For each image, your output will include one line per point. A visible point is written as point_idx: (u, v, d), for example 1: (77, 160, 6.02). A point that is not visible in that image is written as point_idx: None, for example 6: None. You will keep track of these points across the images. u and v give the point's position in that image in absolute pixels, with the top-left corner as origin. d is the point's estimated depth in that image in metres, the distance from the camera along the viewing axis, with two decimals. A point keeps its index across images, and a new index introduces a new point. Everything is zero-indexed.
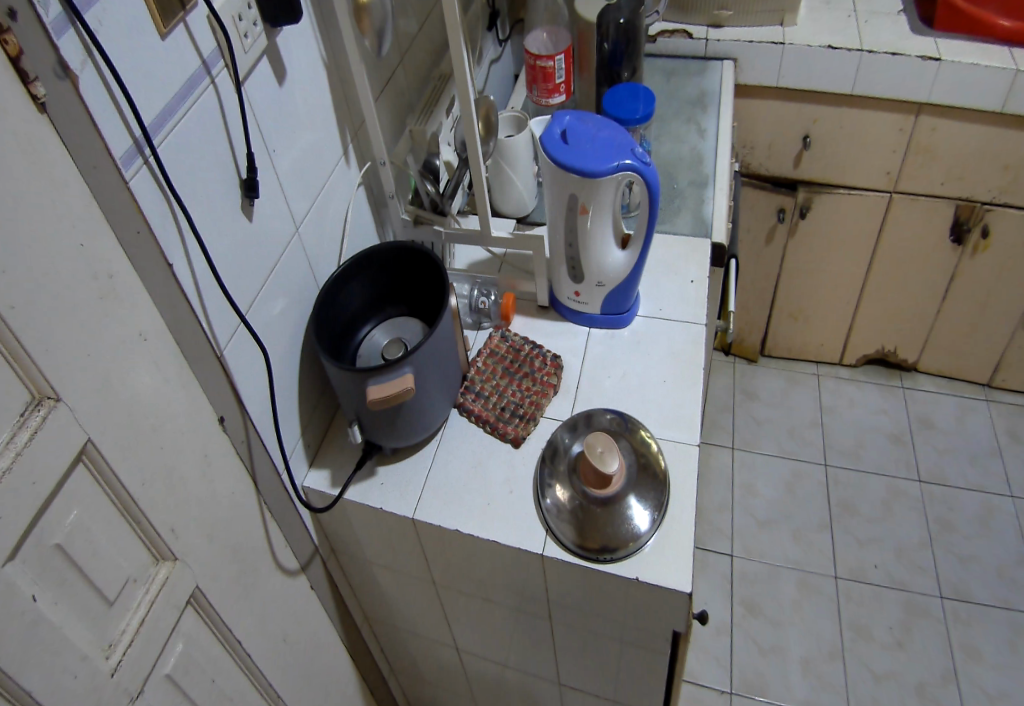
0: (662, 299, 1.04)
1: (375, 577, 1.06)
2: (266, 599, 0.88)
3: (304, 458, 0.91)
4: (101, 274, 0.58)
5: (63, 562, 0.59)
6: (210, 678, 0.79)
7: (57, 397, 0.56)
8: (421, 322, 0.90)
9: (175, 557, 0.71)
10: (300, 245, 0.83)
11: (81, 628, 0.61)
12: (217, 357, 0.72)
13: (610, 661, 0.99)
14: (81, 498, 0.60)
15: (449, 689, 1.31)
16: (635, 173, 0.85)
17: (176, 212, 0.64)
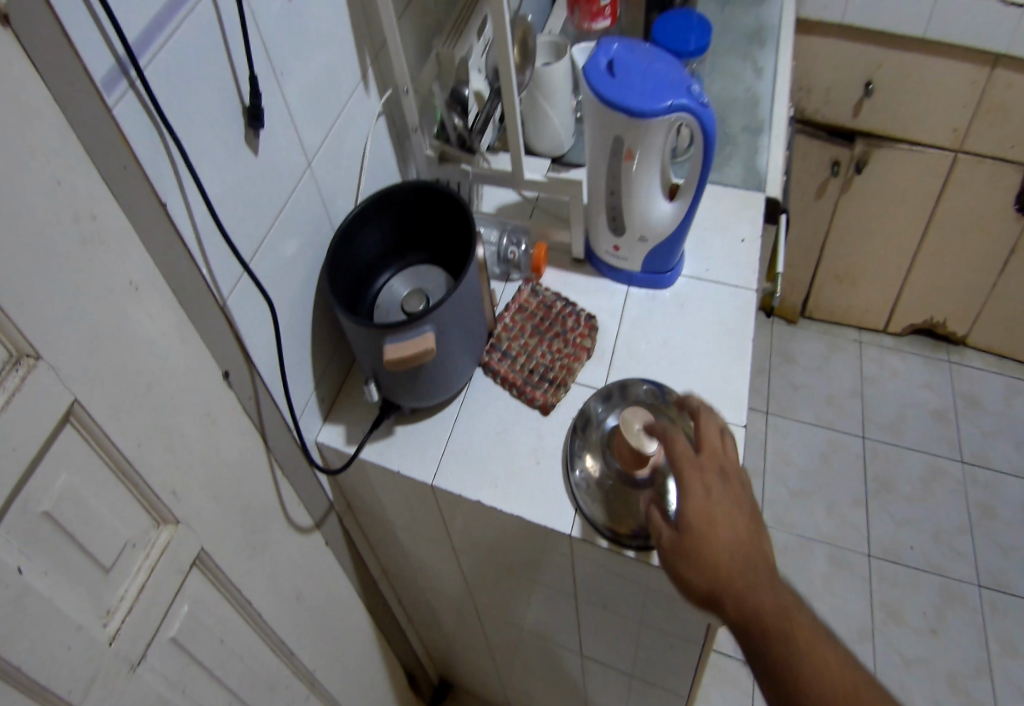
0: (708, 259, 0.95)
1: (393, 533, 0.99)
2: (276, 559, 0.80)
3: (316, 412, 0.83)
4: (82, 214, 0.49)
5: (51, 530, 0.51)
6: (219, 638, 0.71)
7: (38, 356, 0.48)
8: (445, 272, 0.80)
9: (177, 521, 0.63)
10: (313, 182, 0.74)
11: (74, 594, 0.54)
12: (220, 306, 0.64)
13: (634, 641, 0.93)
14: (69, 460, 0.52)
15: (465, 644, 1.25)
16: (689, 114, 0.74)
17: (170, 146, 0.56)
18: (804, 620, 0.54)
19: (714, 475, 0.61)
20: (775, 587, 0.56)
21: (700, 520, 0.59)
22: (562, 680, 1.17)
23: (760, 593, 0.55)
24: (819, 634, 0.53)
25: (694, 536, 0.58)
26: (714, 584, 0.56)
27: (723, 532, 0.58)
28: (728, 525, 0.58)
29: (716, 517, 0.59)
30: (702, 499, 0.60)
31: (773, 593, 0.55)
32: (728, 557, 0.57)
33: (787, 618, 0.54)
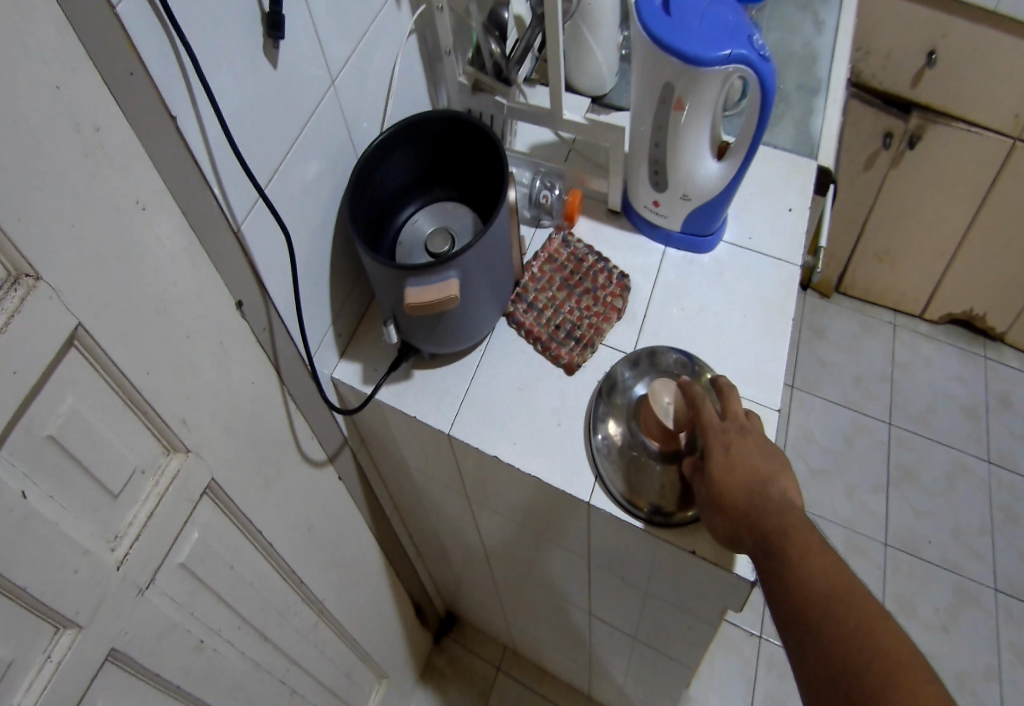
0: (753, 223, 0.89)
1: (409, 476, 0.91)
2: (288, 494, 0.74)
3: (334, 346, 0.77)
4: (84, 125, 0.43)
5: (57, 454, 0.47)
6: (228, 565, 0.66)
7: (38, 277, 0.43)
8: (473, 213, 0.75)
9: (188, 450, 0.58)
10: (337, 104, 0.66)
11: (77, 519, 0.49)
12: (233, 232, 0.57)
13: (643, 611, 0.88)
14: (75, 385, 0.47)
15: (473, 583, 1.20)
16: (747, 67, 0.67)
17: (182, 56, 0.48)
18: (813, 540, 0.50)
19: (739, 428, 0.60)
20: (791, 516, 0.53)
21: (720, 467, 0.58)
22: (568, 634, 1.13)
23: (771, 520, 0.53)
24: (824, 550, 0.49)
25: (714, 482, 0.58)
26: (736, 525, 0.55)
27: (742, 476, 0.56)
28: (745, 470, 0.57)
29: (734, 464, 0.57)
30: (725, 450, 0.59)
31: (784, 519, 0.52)
32: (746, 497, 0.55)
33: (793, 539, 0.51)
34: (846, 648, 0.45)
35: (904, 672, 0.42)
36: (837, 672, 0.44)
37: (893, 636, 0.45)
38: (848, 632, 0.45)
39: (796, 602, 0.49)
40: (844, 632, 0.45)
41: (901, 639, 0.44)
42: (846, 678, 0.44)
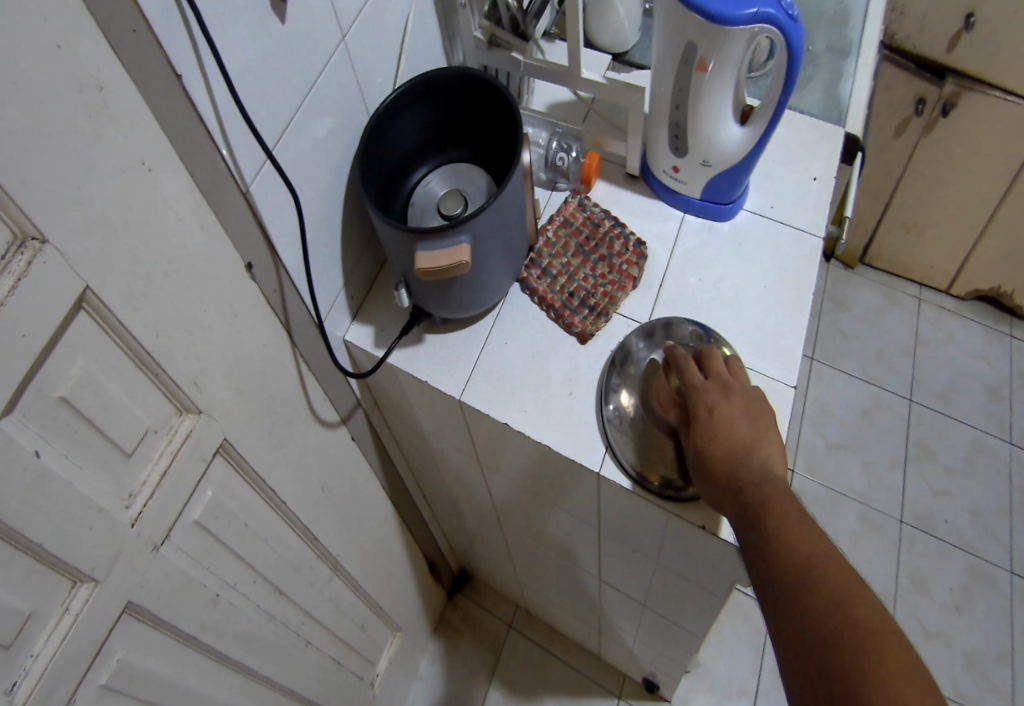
0: (775, 191, 0.86)
1: (421, 439, 0.91)
2: (302, 453, 0.74)
3: (346, 309, 0.76)
4: (88, 84, 0.42)
5: (69, 414, 0.47)
6: (243, 523, 0.67)
7: (44, 240, 0.42)
8: (487, 175, 0.73)
9: (200, 410, 0.58)
10: (348, 61, 0.64)
11: (91, 479, 0.49)
12: (242, 194, 0.56)
13: (653, 578, 0.88)
14: (85, 346, 0.47)
15: (486, 545, 1.21)
16: (774, 27, 0.64)
17: (186, 11, 0.47)
18: (793, 509, 0.49)
19: (726, 390, 0.59)
20: (773, 485, 0.51)
21: (706, 433, 0.56)
22: (579, 597, 1.14)
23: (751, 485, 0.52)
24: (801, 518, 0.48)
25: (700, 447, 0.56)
26: (720, 493, 0.54)
27: (726, 441, 0.55)
28: (730, 433, 0.55)
29: (719, 428, 0.56)
30: (708, 412, 0.58)
31: (767, 490, 0.51)
32: (728, 463, 0.54)
33: (773, 506, 0.49)
34: (821, 615, 0.43)
35: (880, 639, 0.41)
36: (811, 639, 0.43)
37: (866, 604, 0.43)
38: (825, 599, 0.44)
39: (772, 567, 0.47)
40: (819, 598, 0.44)
41: (873, 605, 0.43)
42: (820, 645, 0.42)
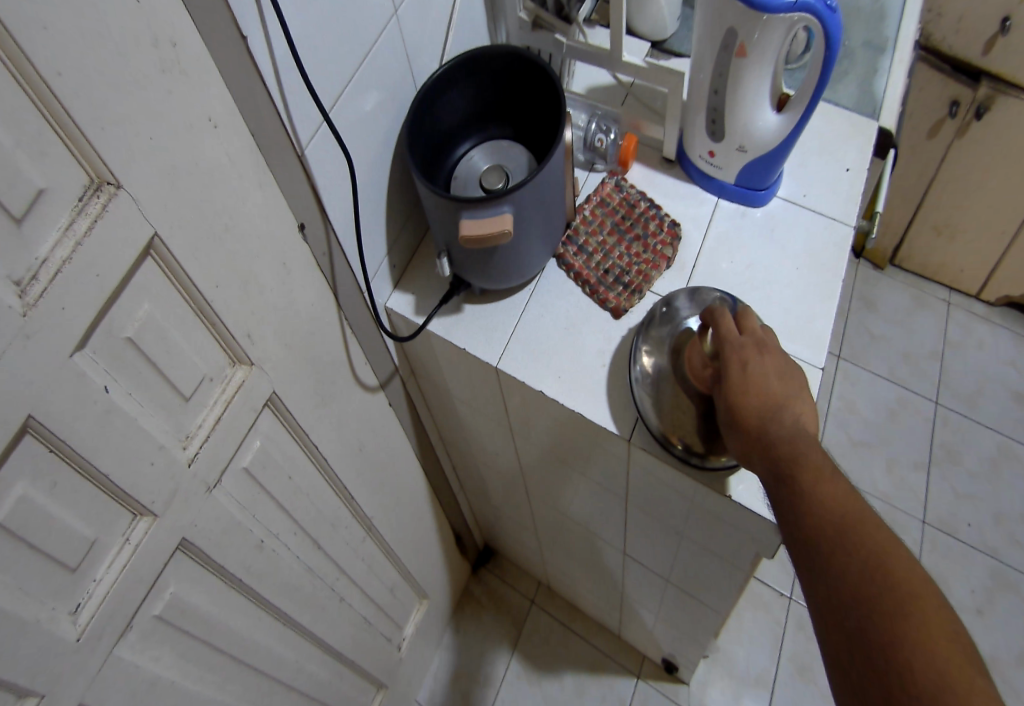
0: (807, 181, 0.87)
1: (453, 408, 0.95)
2: (343, 412, 0.79)
3: (389, 276, 0.79)
4: (161, 39, 0.45)
5: (134, 354, 0.51)
6: (287, 476, 0.73)
7: (119, 185, 0.45)
8: (528, 152, 0.75)
9: (252, 363, 0.63)
10: (399, 34, 0.66)
11: (152, 417, 0.54)
12: (297, 156, 0.59)
13: (677, 554, 0.90)
14: (151, 291, 0.51)
15: (512, 521, 1.23)
16: (814, 16, 0.65)
17: None
18: (825, 467, 0.50)
19: (757, 346, 0.59)
20: (803, 442, 0.51)
21: (738, 386, 0.56)
22: (602, 574, 1.16)
23: (782, 441, 0.52)
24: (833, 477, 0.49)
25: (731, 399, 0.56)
26: (749, 447, 0.54)
27: (756, 397, 0.55)
28: (764, 389, 0.55)
29: (753, 383, 0.56)
30: (741, 368, 0.57)
31: (796, 445, 0.51)
32: (759, 418, 0.54)
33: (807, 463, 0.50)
34: (858, 574, 0.45)
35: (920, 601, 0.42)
36: (844, 595, 0.44)
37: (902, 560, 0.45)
38: (861, 559, 0.45)
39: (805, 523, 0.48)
40: (856, 555, 0.45)
41: (908, 564, 0.44)
42: (854, 601, 0.44)
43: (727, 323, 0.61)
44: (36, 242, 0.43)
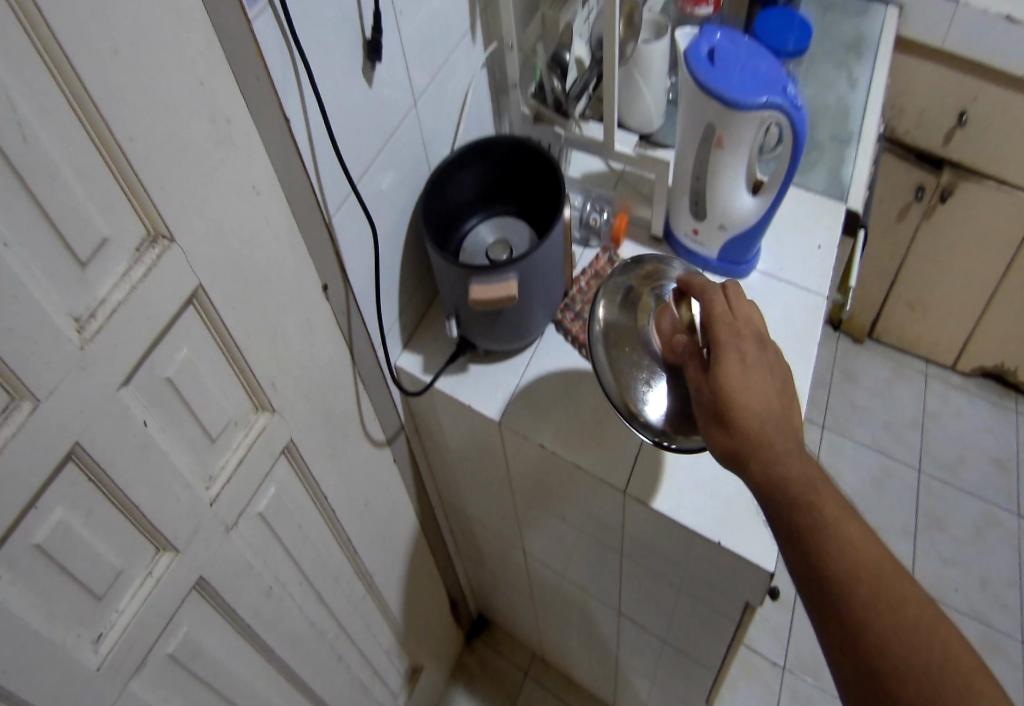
0: (784, 257, 0.95)
1: (454, 466, 0.99)
2: (353, 465, 0.83)
3: (399, 337, 0.85)
4: (219, 118, 0.52)
5: (171, 394, 0.56)
6: (297, 524, 0.77)
7: (171, 239, 0.51)
8: (530, 227, 0.83)
9: (274, 409, 0.68)
10: (417, 122, 0.75)
11: (183, 455, 0.59)
12: (325, 223, 0.66)
13: (672, 610, 0.93)
14: (191, 336, 0.56)
15: (508, 585, 1.24)
16: (783, 114, 0.74)
17: (297, 63, 0.57)
18: (831, 494, 0.51)
19: (750, 334, 0.58)
20: (799, 457, 0.53)
21: (733, 378, 0.55)
22: (597, 638, 1.17)
23: (776, 453, 0.52)
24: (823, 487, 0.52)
25: (723, 390, 0.55)
26: (743, 449, 0.54)
27: (755, 398, 0.54)
28: (761, 387, 0.55)
29: (749, 378, 0.55)
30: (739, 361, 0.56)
31: (797, 462, 0.52)
32: (758, 422, 0.53)
33: (804, 485, 0.51)
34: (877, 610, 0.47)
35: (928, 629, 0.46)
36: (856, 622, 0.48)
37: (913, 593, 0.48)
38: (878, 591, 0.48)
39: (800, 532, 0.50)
40: (873, 589, 0.48)
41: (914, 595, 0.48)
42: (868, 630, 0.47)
43: (720, 308, 0.60)
44: (97, 285, 0.48)
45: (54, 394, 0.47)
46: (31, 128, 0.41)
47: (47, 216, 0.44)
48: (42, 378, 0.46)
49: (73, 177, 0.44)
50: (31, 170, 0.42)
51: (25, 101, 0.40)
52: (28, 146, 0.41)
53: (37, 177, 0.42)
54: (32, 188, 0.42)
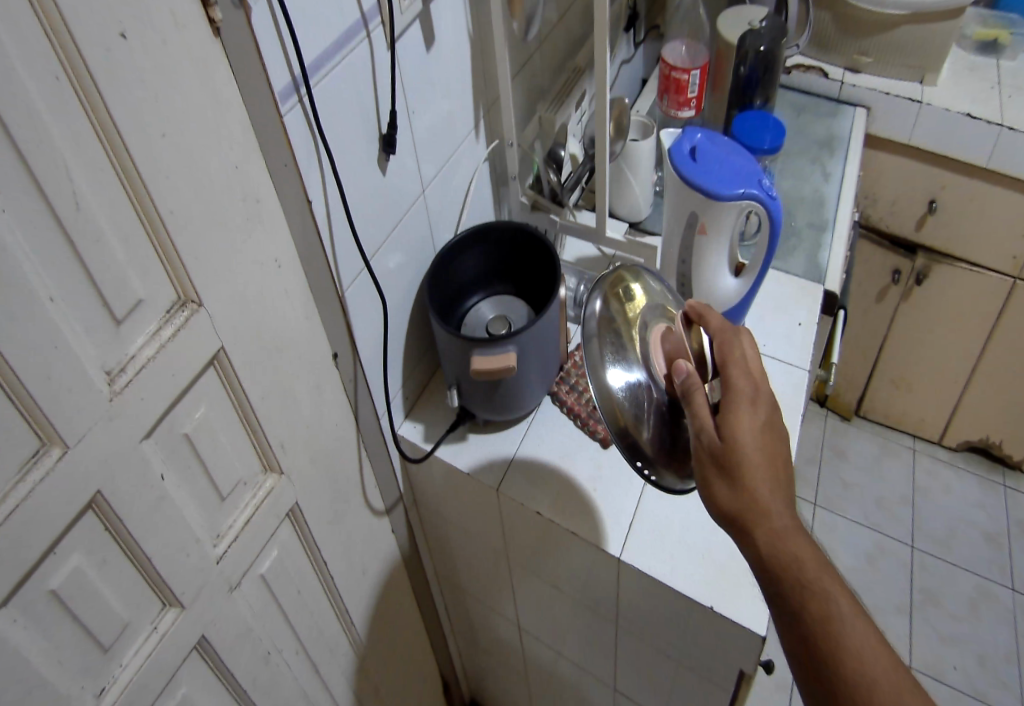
0: (767, 335, 1.01)
1: (450, 537, 1.01)
2: (353, 532, 0.86)
3: (402, 406, 0.89)
4: (249, 198, 0.57)
5: (187, 451, 0.59)
6: (296, 589, 0.78)
7: (199, 303, 0.55)
8: (527, 306, 0.89)
9: (282, 471, 0.71)
10: (424, 208, 0.82)
11: (194, 512, 0.62)
12: (338, 296, 0.71)
13: (666, 684, 0.93)
14: (209, 396, 0.60)
15: (501, 664, 1.23)
16: (759, 203, 0.81)
17: (321, 152, 0.63)
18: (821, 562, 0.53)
19: (764, 390, 0.58)
20: (797, 528, 0.54)
21: (747, 434, 0.55)
22: None
23: (779, 521, 0.53)
24: (815, 555, 0.53)
25: (737, 444, 0.54)
26: (748, 508, 0.53)
27: (769, 463, 0.54)
28: (772, 448, 0.55)
29: (763, 437, 0.55)
30: (757, 420, 0.56)
31: (796, 533, 0.53)
32: (768, 486, 0.53)
33: (801, 560, 0.53)
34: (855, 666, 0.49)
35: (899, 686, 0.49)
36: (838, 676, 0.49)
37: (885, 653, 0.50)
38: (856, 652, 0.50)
39: (790, 601, 0.52)
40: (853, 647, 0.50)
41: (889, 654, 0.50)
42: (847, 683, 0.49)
43: (738, 364, 0.59)
44: (129, 341, 0.51)
45: (82, 442, 0.50)
46: (85, 199, 0.45)
47: (90, 278, 0.47)
48: (73, 426, 0.48)
49: (116, 242, 0.48)
50: (80, 234, 0.46)
51: (83, 175, 0.45)
52: (80, 213, 0.45)
53: (86, 242, 0.46)
54: (79, 251, 0.46)
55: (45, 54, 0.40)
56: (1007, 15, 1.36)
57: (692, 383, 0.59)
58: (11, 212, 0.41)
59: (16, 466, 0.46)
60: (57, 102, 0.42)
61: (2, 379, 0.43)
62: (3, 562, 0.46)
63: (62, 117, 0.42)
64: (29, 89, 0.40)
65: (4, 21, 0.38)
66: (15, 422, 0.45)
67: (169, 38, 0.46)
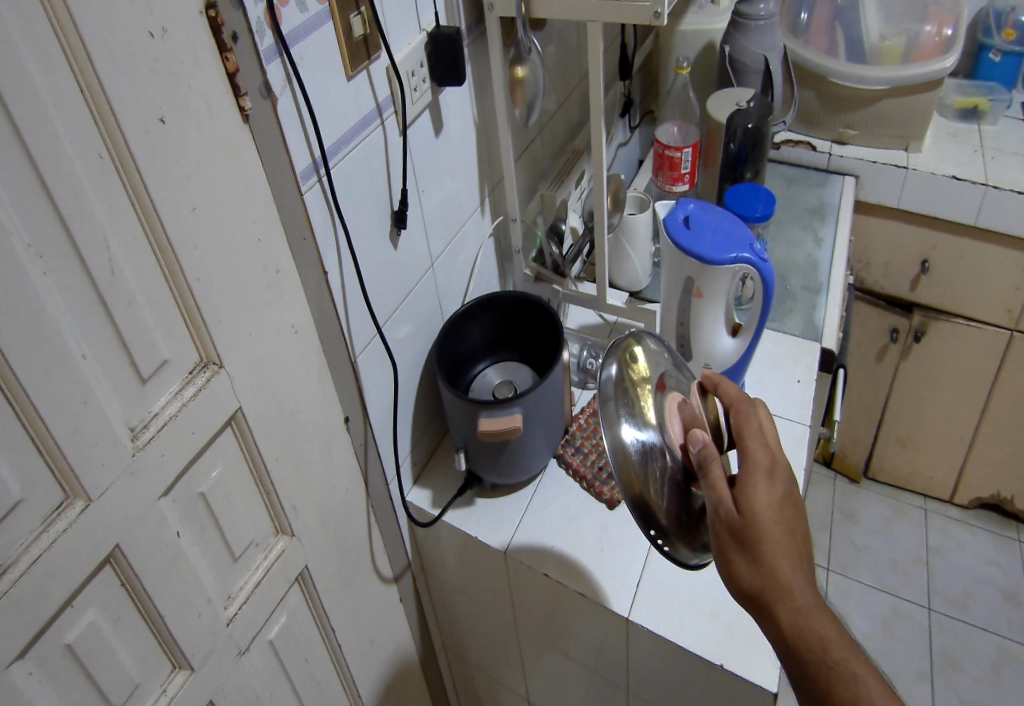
0: (768, 395, 1.03)
1: (459, 606, 1.01)
2: (361, 598, 0.86)
3: (410, 473, 0.91)
4: (270, 268, 0.60)
5: (203, 509, 0.61)
6: (304, 657, 0.78)
7: (220, 364, 0.58)
8: (532, 371, 0.92)
9: (293, 534, 0.72)
10: (432, 280, 0.86)
11: (208, 572, 0.63)
12: (351, 362, 0.74)
13: None
14: (225, 457, 0.62)
15: None
16: (751, 267, 0.85)
17: (337, 228, 0.67)
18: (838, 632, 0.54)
19: (781, 461, 0.60)
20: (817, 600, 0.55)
21: (765, 509, 0.56)
22: None
23: (801, 599, 0.54)
24: (841, 636, 0.54)
25: (754, 520, 0.56)
26: (769, 583, 0.55)
27: (790, 537, 0.55)
28: (791, 523, 0.56)
29: (781, 511, 0.56)
30: (775, 495, 0.57)
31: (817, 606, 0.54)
32: (788, 561, 0.55)
33: (824, 636, 0.53)
34: None
35: None
36: None
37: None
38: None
39: (818, 682, 0.53)
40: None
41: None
42: None
43: (752, 438, 0.61)
44: (153, 399, 0.54)
45: (104, 495, 0.51)
46: (120, 266, 0.49)
47: (121, 340, 0.50)
48: (97, 479, 0.50)
49: (146, 307, 0.51)
50: (113, 298, 0.49)
51: (118, 244, 0.48)
52: (114, 278, 0.48)
53: (118, 305, 0.49)
54: (112, 314, 0.49)
55: (93, 136, 0.45)
56: (983, 86, 1.44)
57: (709, 454, 0.61)
58: (52, 275, 0.44)
59: (40, 518, 0.48)
60: (101, 179, 0.46)
61: (34, 432, 0.46)
62: (24, 618, 0.48)
63: (105, 193, 0.46)
64: (77, 168, 0.44)
65: (57, 106, 0.42)
66: (45, 475, 0.47)
67: (202, 122, 0.50)
